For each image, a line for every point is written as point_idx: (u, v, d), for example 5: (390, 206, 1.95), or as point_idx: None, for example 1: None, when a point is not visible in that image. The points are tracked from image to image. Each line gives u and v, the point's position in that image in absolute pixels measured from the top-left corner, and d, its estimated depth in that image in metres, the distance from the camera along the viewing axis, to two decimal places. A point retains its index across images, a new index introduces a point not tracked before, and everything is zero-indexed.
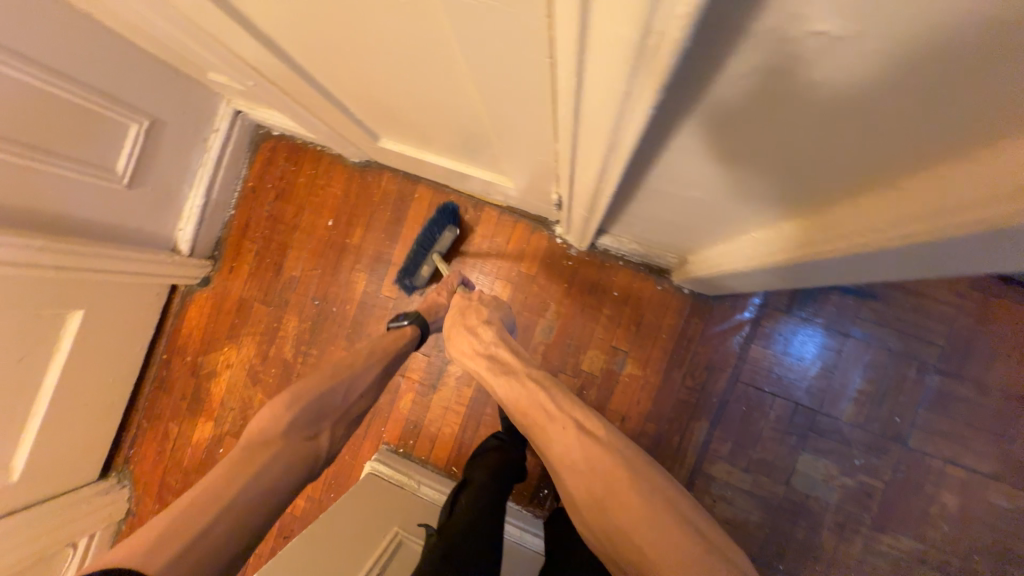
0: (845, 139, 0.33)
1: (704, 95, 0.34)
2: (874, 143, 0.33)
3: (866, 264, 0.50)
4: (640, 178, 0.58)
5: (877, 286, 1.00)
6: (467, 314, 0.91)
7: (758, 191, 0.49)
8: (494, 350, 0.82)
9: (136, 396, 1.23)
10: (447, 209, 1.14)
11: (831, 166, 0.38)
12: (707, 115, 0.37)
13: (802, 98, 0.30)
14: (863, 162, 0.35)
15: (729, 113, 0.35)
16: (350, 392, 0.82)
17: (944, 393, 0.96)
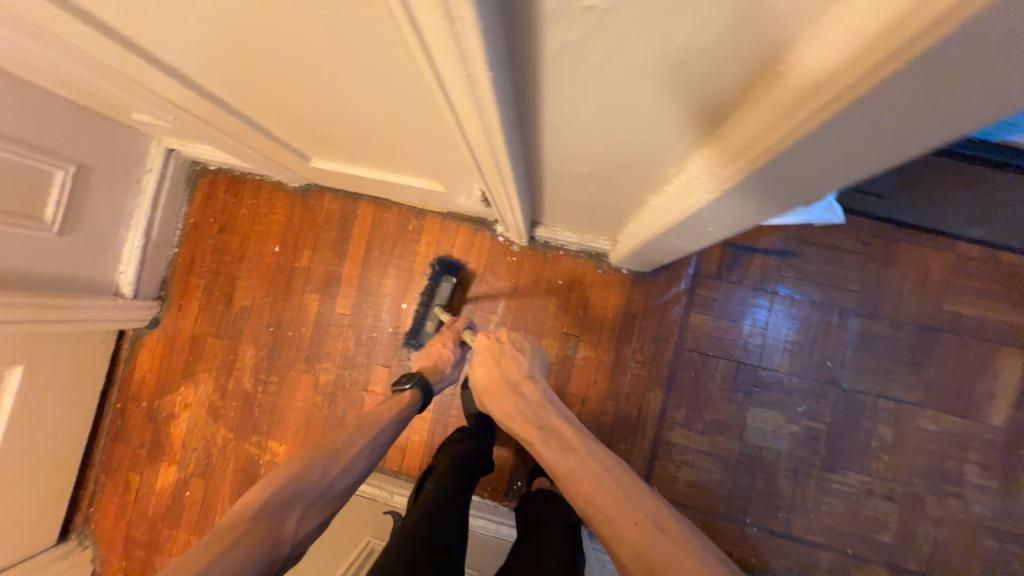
0: (678, 83, 0.34)
1: (543, 55, 0.35)
2: (704, 83, 0.34)
3: (732, 217, 0.52)
4: (534, 155, 0.59)
5: (793, 244, 1.06)
6: (503, 366, 0.77)
7: (632, 155, 0.50)
8: (544, 417, 0.68)
9: (91, 450, 1.21)
10: (445, 261, 1.11)
11: (673, 117, 0.40)
12: (552, 78, 0.38)
13: (611, 41, 0.31)
14: (695, 106, 0.37)
15: (563, 74, 0.37)
16: (330, 472, 0.65)
17: (865, 333, 1.03)
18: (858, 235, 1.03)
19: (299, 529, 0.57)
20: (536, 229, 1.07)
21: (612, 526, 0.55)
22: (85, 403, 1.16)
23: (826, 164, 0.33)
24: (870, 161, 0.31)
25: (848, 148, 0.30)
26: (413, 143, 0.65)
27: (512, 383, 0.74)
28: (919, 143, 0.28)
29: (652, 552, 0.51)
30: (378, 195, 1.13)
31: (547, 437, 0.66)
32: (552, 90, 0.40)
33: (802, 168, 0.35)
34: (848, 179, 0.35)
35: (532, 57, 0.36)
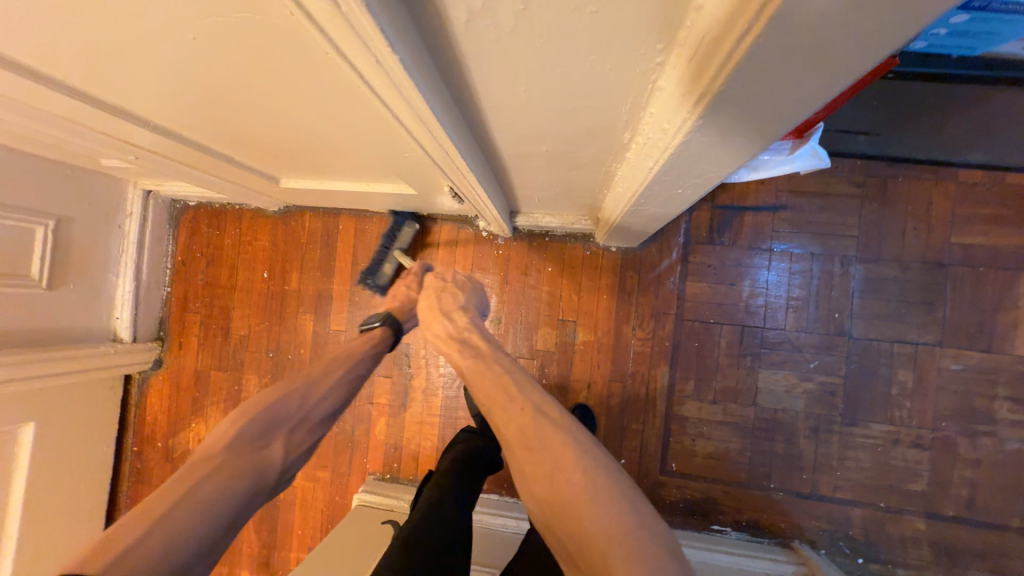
0: (599, 40, 0.32)
1: (456, 31, 0.33)
2: (626, 35, 0.32)
3: (702, 172, 0.49)
4: (488, 142, 0.57)
5: (784, 196, 1.02)
6: (439, 296, 0.75)
7: (582, 125, 0.48)
8: (467, 334, 0.67)
9: (115, 495, 1.23)
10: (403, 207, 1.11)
11: (606, 77, 0.37)
12: (472, 53, 0.36)
13: (516, 3, 0.29)
14: (626, 61, 0.35)
15: (482, 47, 0.35)
16: (306, 403, 0.65)
17: (871, 278, 0.99)
18: (851, 178, 0.99)
19: (284, 457, 0.60)
20: (516, 218, 1.05)
21: (502, 415, 0.55)
22: (103, 449, 1.18)
23: (775, 87, 0.30)
24: (819, 76, 0.28)
25: (791, 63, 0.27)
26: (367, 146, 0.63)
27: (444, 307, 0.72)
28: (866, 43, 0.25)
29: (532, 432, 0.51)
30: (357, 206, 1.12)
31: (464, 349, 0.65)
32: (478, 67, 0.38)
33: (752, 99, 0.32)
34: (803, 105, 0.33)
35: (444, 32, 0.34)
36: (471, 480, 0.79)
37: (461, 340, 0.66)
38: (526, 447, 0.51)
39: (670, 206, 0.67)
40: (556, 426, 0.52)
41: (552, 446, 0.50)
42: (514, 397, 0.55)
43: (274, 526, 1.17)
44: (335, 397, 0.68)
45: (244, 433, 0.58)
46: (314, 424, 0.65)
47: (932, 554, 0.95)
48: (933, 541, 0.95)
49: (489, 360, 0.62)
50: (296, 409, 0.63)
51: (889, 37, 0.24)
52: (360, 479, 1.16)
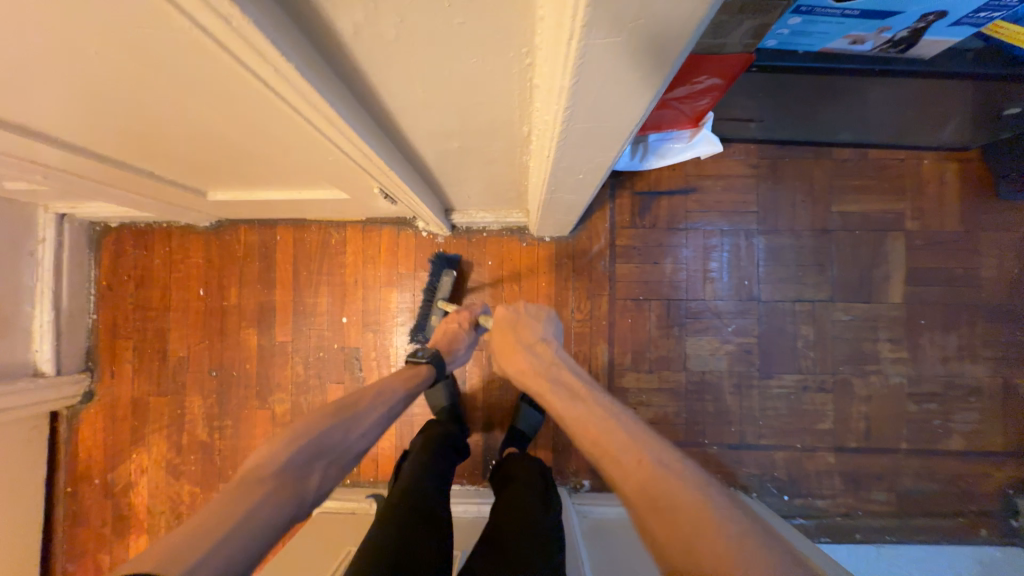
0: (469, 42, 0.37)
1: (344, 39, 0.37)
2: (492, 39, 0.37)
3: (594, 157, 0.56)
4: (405, 142, 0.61)
5: (693, 180, 1.13)
6: (519, 330, 0.85)
7: (483, 122, 0.54)
8: (557, 370, 0.74)
9: (50, 541, 1.16)
10: (444, 255, 1.10)
11: (488, 77, 0.43)
12: (365, 58, 0.40)
13: (393, 16, 0.34)
14: (500, 62, 0.41)
15: (374, 55, 0.39)
16: (344, 434, 0.67)
17: (771, 247, 1.12)
18: (746, 160, 1.12)
19: (319, 487, 0.60)
20: (453, 217, 1.09)
21: (617, 468, 0.53)
22: (30, 494, 1.10)
23: (615, 74, 0.36)
24: (644, 65, 0.35)
25: (616, 55, 0.34)
26: (288, 152, 0.66)
27: (531, 344, 0.82)
28: (665, 37, 0.32)
29: (654, 487, 0.49)
30: (293, 216, 1.12)
31: (558, 386, 0.70)
32: (375, 73, 0.43)
33: (600, 87, 0.38)
34: (647, 94, 0.40)
35: (334, 42, 0.38)
36: (447, 460, 0.79)
37: (552, 377, 0.73)
38: (652, 507, 0.47)
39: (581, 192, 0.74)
40: (676, 476, 0.49)
41: (683, 506, 0.46)
42: (627, 447, 0.54)
43: None
44: (371, 432, 0.71)
45: (295, 459, 0.60)
46: (349, 459, 0.66)
47: (841, 481, 1.09)
48: (842, 471, 1.09)
49: (586, 401, 0.65)
50: (340, 443, 0.66)
51: (679, 31, 0.31)
52: None
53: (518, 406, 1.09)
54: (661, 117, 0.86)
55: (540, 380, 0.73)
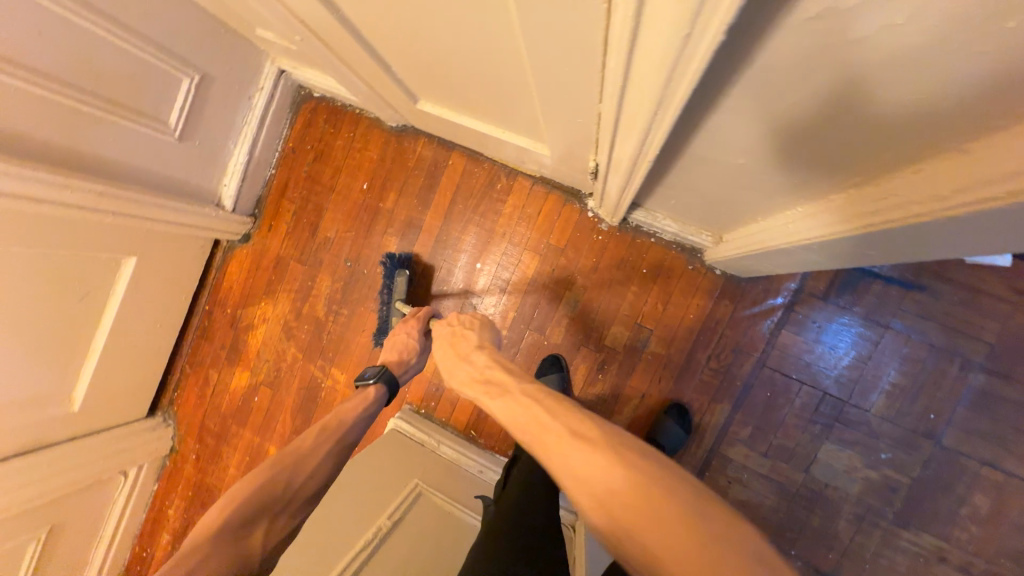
0: (952, 76, 0.28)
1: (788, 20, 0.29)
2: (995, 83, 0.27)
3: (930, 241, 0.44)
4: (684, 138, 0.52)
5: (925, 277, 0.92)
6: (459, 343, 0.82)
7: (817, 154, 0.43)
8: (489, 372, 0.71)
9: (181, 342, 1.34)
10: (393, 257, 1.12)
11: (915, 113, 0.32)
12: (786, 49, 0.32)
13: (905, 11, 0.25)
14: (962, 106, 0.30)
15: (805, 45, 0.30)
16: (299, 474, 0.71)
17: (987, 392, 0.90)
18: (1011, 282, 0.89)
19: (267, 539, 0.65)
20: (633, 210, 0.99)
21: None
22: (181, 299, 1.27)
23: None
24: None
25: None
26: (545, 96, 0.60)
27: (461, 354, 0.79)
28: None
29: None
30: (474, 147, 1.09)
31: (487, 389, 0.67)
32: (770, 66, 0.34)
33: None
34: None
35: (770, 16, 0.29)
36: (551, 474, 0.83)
37: (486, 380, 0.70)
38: None
39: (831, 257, 0.62)
40: None
41: None
42: None
43: (307, 418, 1.24)
44: (326, 467, 0.74)
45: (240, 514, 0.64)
46: (303, 501, 0.70)
47: None
48: None
49: (517, 396, 0.62)
50: (285, 491, 0.68)
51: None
52: (396, 406, 1.20)
53: (664, 419, 1.02)
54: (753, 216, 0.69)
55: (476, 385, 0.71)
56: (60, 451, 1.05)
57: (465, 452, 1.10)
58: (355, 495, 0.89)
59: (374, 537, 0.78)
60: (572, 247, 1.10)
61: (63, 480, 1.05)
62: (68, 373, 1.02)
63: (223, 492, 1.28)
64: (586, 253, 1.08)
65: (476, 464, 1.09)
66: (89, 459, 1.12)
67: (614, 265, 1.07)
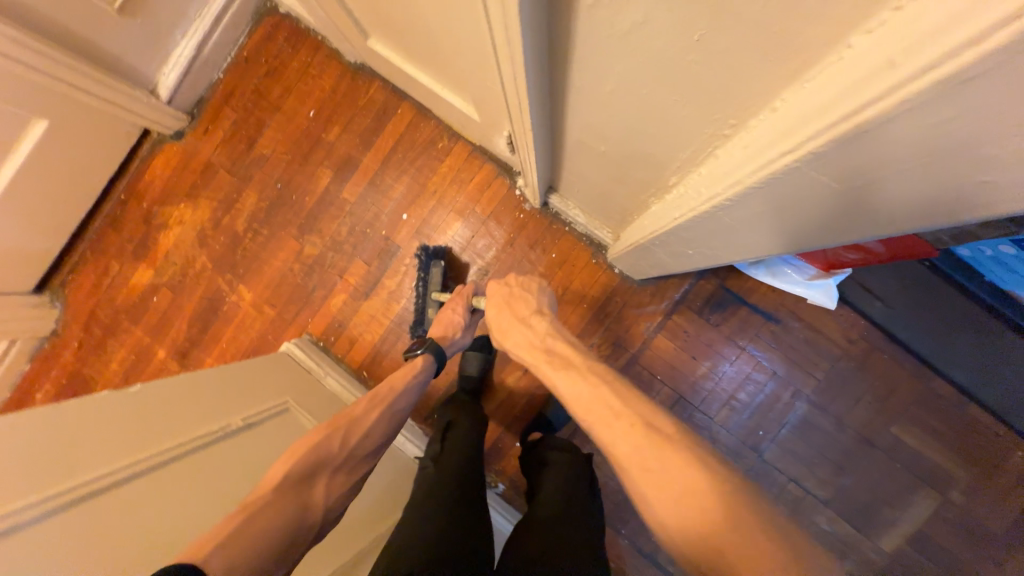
0: (681, 87, 0.35)
1: (575, 11, 0.35)
2: (705, 96, 0.34)
3: (718, 240, 0.53)
4: (558, 118, 0.59)
5: (782, 313, 1.05)
6: (514, 306, 0.77)
7: (639, 150, 0.51)
8: (551, 342, 0.67)
9: (86, 226, 1.29)
10: (426, 248, 1.11)
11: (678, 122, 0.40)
12: (585, 40, 0.38)
13: (636, 15, 0.31)
14: (695, 117, 0.37)
15: (595, 40, 0.37)
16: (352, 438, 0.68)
17: (807, 419, 1.04)
18: (846, 330, 1.02)
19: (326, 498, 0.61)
20: (551, 195, 1.06)
21: None
22: (93, 181, 1.23)
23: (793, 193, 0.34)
24: (850, 201, 0.32)
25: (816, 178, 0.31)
26: (458, 54, 0.65)
27: (521, 319, 0.74)
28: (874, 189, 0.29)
29: None
30: (423, 102, 1.13)
31: (551, 358, 0.64)
32: (585, 53, 0.40)
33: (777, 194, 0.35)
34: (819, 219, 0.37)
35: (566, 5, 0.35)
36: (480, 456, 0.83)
37: (548, 349, 0.66)
38: None
39: (678, 259, 0.71)
40: None
41: None
42: None
43: (205, 327, 1.24)
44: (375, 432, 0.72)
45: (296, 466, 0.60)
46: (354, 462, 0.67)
47: None
48: None
49: (583, 371, 0.59)
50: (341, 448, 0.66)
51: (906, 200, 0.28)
52: (296, 333, 1.21)
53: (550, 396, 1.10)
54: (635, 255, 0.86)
55: (536, 355, 0.67)
56: None
57: (350, 388, 1.13)
58: (205, 385, 0.83)
59: (220, 430, 0.73)
60: (495, 219, 1.15)
61: None
62: None
63: (100, 385, 1.25)
64: (506, 228, 1.14)
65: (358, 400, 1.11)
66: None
67: (529, 241, 1.14)
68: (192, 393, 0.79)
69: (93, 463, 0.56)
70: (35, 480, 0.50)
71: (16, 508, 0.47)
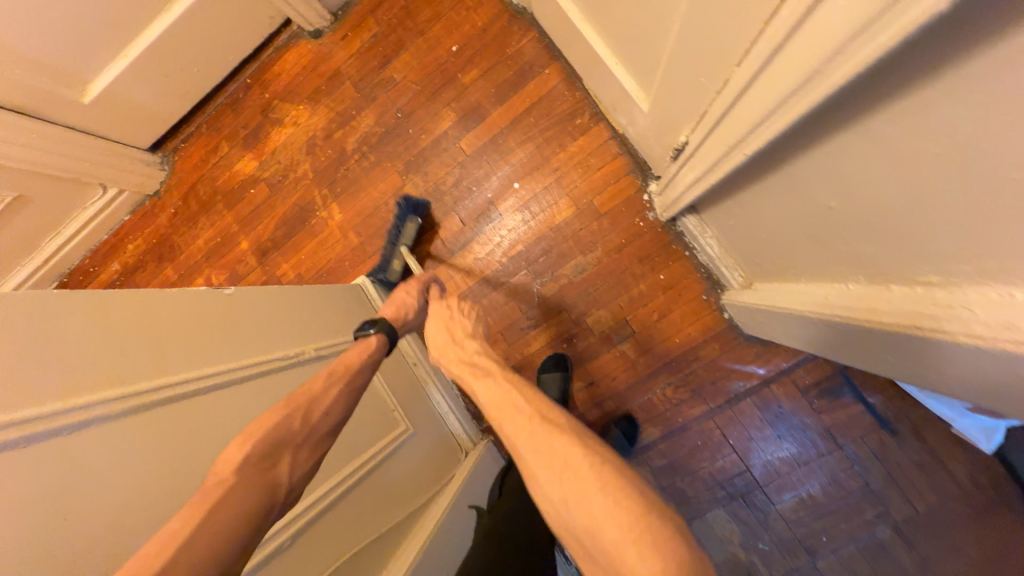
0: None
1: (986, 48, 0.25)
2: None
3: (951, 366, 0.42)
4: (789, 148, 0.47)
5: (902, 425, 0.91)
6: (453, 321, 0.75)
7: (906, 231, 0.39)
8: (478, 359, 0.65)
9: (208, 100, 1.30)
10: (408, 200, 1.09)
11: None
12: (964, 88, 0.27)
13: None
14: None
15: (983, 92, 0.26)
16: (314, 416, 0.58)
17: (883, 546, 0.91)
18: (972, 471, 0.87)
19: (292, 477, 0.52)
20: (686, 214, 0.95)
21: None
22: (226, 57, 1.22)
23: None
24: None
25: None
26: (680, 38, 0.54)
27: (455, 337, 0.72)
28: None
29: None
30: (578, 69, 1.02)
31: (472, 370, 0.63)
32: (944, 101, 0.29)
33: None
34: None
35: (970, 36, 0.25)
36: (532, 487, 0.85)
37: (473, 363, 0.65)
38: None
39: (850, 346, 0.60)
40: None
41: None
42: None
43: (290, 234, 1.23)
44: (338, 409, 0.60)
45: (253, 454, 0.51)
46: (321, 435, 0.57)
47: None
48: None
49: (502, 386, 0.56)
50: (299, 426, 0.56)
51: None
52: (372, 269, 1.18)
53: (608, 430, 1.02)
54: (772, 317, 0.75)
55: (460, 369, 0.65)
56: (50, 129, 1.08)
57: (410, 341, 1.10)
58: (290, 298, 0.81)
59: (295, 357, 0.73)
60: (609, 218, 1.05)
61: (37, 155, 1.07)
62: (95, 58, 1.05)
63: (184, 257, 1.28)
64: (618, 232, 1.04)
65: (415, 355, 1.08)
66: (63, 151, 1.11)
67: (639, 253, 1.03)
68: (279, 305, 0.77)
69: (181, 364, 0.55)
70: (130, 369, 0.50)
71: (104, 398, 0.46)
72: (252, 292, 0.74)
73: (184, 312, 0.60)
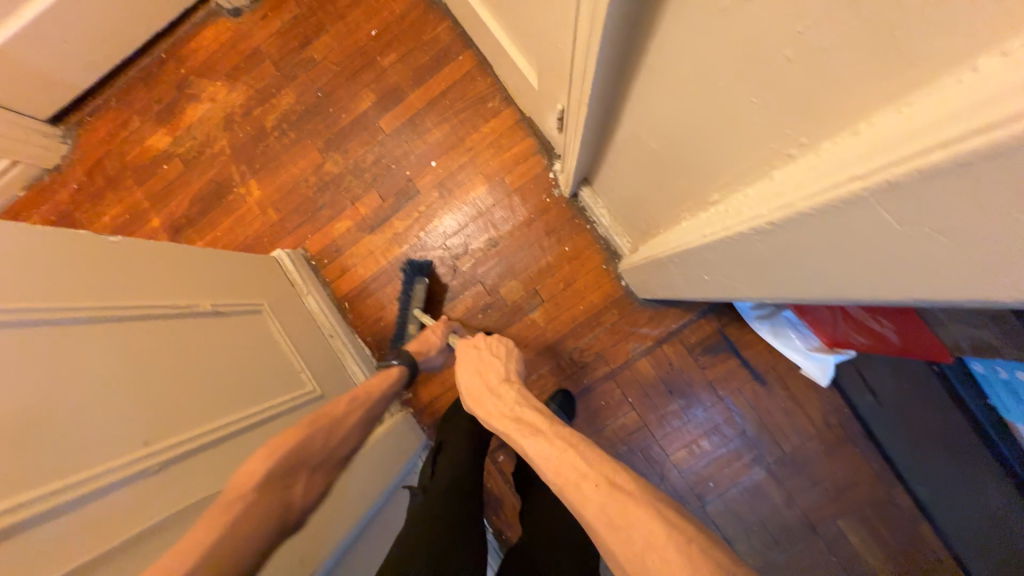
0: (758, 89, 0.33)
1: None
2: (777, 103, 0.32)
3: (734, 276, 0.51)
4: (618, 98, 0.56)
5: (770, 376, 1.03)
6: (487, 367, 0.65)
7: (691, 157, 0.48)
8: (524, 411, 0.54)
9: (118, 74, 1.26)
10: (414, 263, 1.08)
11: (737, 129, 0.38)
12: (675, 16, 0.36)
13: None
14: (762, 127, 0.35)
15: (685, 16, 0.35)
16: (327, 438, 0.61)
17: (759, 485, 1.01)
18: (826, 412, 1.01)
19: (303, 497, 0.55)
20: (583, 187, 1.05)
21: None
22: (137, 29, 1.20)
23: (841, 244, 0.31)
24: (886, 271, 0.29)
25: (867, 231, 0.28)
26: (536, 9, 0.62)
27: (489, 384, 0.62)
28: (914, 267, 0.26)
29: None
30: (487, 55, 1.09)
31: (522, 427, 0.52)
32: (671, 30, 0.37)
33: (819, 236, 0.33)
34: (844, 287, 0.34)
35: None
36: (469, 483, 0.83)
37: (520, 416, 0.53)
38: None
39: (688, 286, 0.69)
40: None
41: None
42: None
43: (204, 209, 1.21)
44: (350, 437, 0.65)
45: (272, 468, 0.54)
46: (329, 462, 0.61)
47: None
48: None
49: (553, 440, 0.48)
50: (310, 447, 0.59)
51: (948, 296, 0.26)
52: (290, 245, 1.18)
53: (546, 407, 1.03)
54: (649, 274, 0.84)
55: (505, 424, 0.54)
56: None
57: (327, 313, 1.10)
58: (190, 258, 0.81)
59: (187, 309, 0.72)
60: (520, 195, 1.12)
61: None
62: None
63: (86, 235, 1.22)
64: (527, 207, 1.11)
65: (331, 328, 1.09)
66: None
67: (547, 227, 1.11)
68: (176, 260, 0.77)
69: (59, 291, 0.55)
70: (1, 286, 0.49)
71: None
72: (147, 244, 0.73)
73: (70, 247, 0.59)
